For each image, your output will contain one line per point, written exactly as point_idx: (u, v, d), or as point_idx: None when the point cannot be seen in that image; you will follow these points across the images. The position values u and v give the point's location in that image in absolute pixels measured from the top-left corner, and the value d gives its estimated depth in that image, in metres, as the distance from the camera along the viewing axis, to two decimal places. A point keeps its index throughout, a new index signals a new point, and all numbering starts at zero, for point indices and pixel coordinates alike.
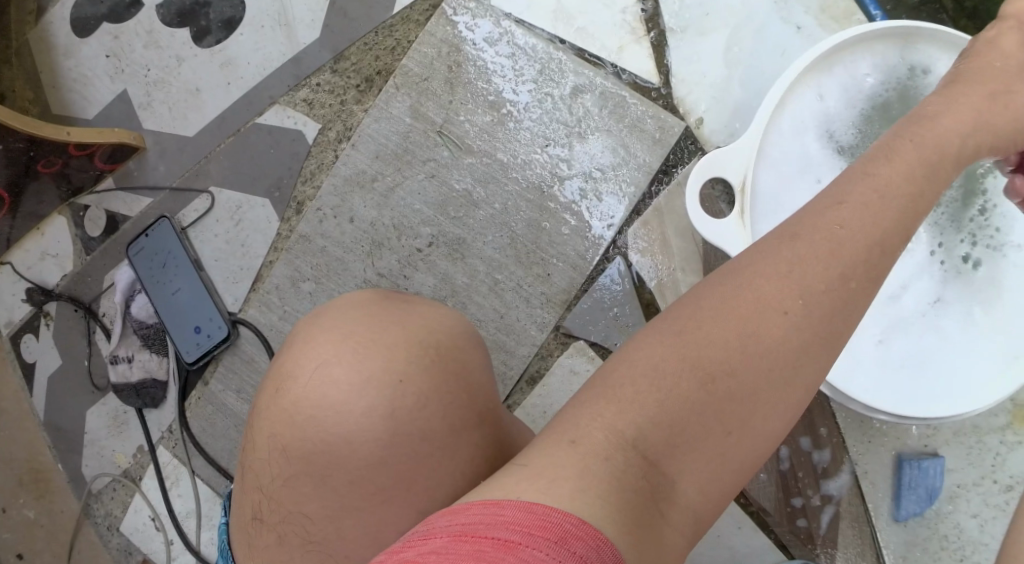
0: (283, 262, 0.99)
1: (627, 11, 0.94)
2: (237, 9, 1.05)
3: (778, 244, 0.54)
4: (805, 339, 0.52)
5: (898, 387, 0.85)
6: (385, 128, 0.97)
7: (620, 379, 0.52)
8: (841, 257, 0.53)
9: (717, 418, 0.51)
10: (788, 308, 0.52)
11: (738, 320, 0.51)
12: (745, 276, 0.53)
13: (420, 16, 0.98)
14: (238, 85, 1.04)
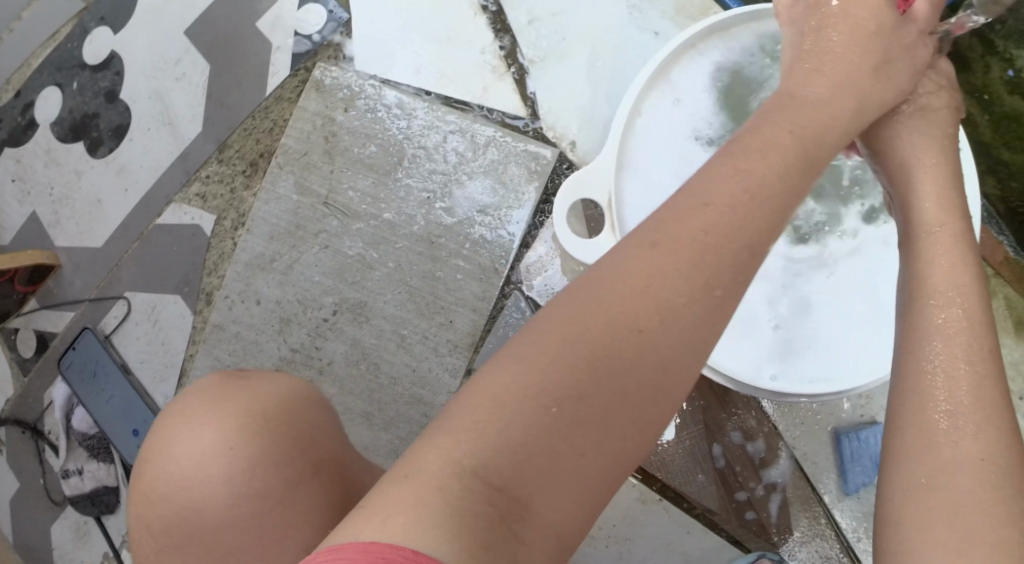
0: (202, 353, 1.01)
1: (486, 52, 0.96)
2: (124, 116, 1.08)
3: (637, 251, 0.49)
4: (660, 355, 0.47)
5: (804, 368, 0.87)
6: (274, 208, 0.99)
7: (475, 398, 0.47)
8: (710, 260, 0.48)
9: (574, 437, 0.47)
10: (642, 324, 0.47)
11: (600, 332, 0.47)
12: (593, 293, 0.48)
13: (292, 94, 1.00)
14: (135, 189, 1.07)
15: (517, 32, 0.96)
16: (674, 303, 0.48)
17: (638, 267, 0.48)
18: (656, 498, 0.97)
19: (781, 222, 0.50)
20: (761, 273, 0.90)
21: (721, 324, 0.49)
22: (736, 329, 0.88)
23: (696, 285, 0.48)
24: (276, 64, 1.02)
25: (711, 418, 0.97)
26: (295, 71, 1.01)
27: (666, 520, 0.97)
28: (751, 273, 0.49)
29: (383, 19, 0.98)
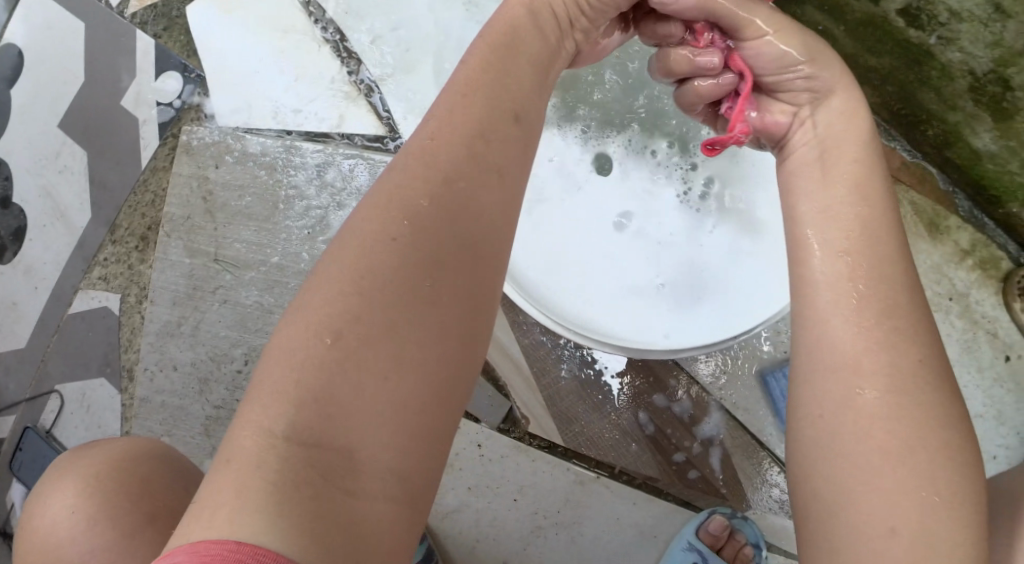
0: (135, 428, 1.03)
1: (336, 80, 0.98)
2: (20, 218, 1.09)
3: (379, 192, 0.53)
4: (423, 259, 0.51)
5: (703, 316, 0.85)
6: (170, 275, 1.01)
7: (260, 379, 0.49)
8: (427, 172, 0.53)
9: (368, 365, 0.48)
10: (393, 235, 0.51)
11: (359, 269, 0.50)
12: (347, 236, 0.52)
13: (166, 162, 1.03)
14: (44, 285, 1.08)
15: (362, 54, 0.98)
16: (410, 218, 0.52)
17: (365, 211, 0.53)
18: (593, 477, 0.97)
19: (498, 111, 0.57)
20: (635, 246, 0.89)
21: (473, 218, 0.53)
22: (624, 296, 0.87)
23: (424, 194, 0.52)
24: (146, 137, 1.04)
25: (628, 387, 0.97)
26: (164, 140, 1.03)
27: (610, 497, 0.96)
28: (475, 167, 0.54)
29: (231, 71, 1.01)
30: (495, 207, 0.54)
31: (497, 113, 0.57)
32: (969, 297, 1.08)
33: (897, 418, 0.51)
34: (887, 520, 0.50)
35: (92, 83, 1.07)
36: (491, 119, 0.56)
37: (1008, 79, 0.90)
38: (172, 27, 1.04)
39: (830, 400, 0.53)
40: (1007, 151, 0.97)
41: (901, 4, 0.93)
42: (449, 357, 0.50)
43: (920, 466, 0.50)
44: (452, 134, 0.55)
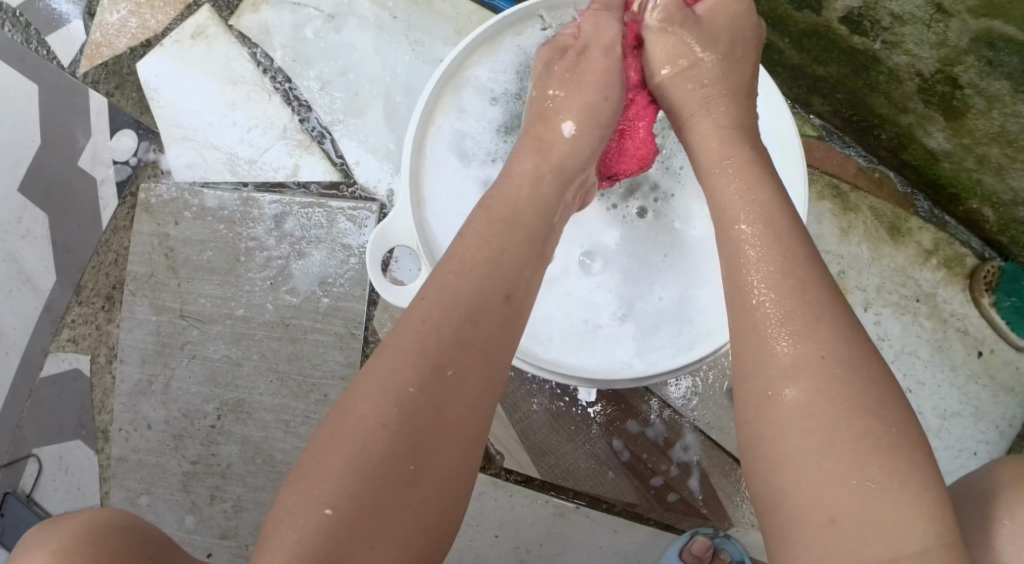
0: (114, 489, 1.02)
1: (288, 128, 1.00)
2: None
3: (377, 363, 0.61)
4: (408, 431, 0.58)
5: (664, 345, 0.85)
6: (138, 334, 1.02)
7: (289, 528, 0.57)
8: (424, 345, 0.61)
9: (357, 539, 0.56)
10: (383, 415, 0.59)
11: (370, 439, 0.58)
12: (346, 410, 0.60)
13: (126, 222, 1.03)
14: (15, 349, 1.05)
15: (312, 101, 1.00)
16: (417, 389, 0.59)
17: (359, 390, 0.60)
18: (573, 507, 0.97)
19: (487, 281, 0.64)
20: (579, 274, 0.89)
21: (454, 398, 0.60)
22: (582, 334, 0.87)
23: (410, 373, 0.60)
24: (104, 197, 1.04)
25: (600, 414, 0.97)
26: (123, 199, 1.03)
27: (590, 524, 0.97)
28: (465, 339, 0.61)
29: (184, 125, 1.02)
30: (478, 376, 0.61)
31: (492, 279, 0.65)
32: (936, 297, 1.08)
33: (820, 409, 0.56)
34: (827, 512, 0.53)
35: (46, 143, 1.05)
36: (494, 286, 0.64)
37: (955, 77, 0.90)
38: (123, 83, 1.04)
39: (755, 407, 0.58)
40: (960, 149, 0.96)
41: (842, 12, 0.95)
42: (424, 520, 0.58)
43: (855, 454, 0.54)
44: (454, 306, 0.62)
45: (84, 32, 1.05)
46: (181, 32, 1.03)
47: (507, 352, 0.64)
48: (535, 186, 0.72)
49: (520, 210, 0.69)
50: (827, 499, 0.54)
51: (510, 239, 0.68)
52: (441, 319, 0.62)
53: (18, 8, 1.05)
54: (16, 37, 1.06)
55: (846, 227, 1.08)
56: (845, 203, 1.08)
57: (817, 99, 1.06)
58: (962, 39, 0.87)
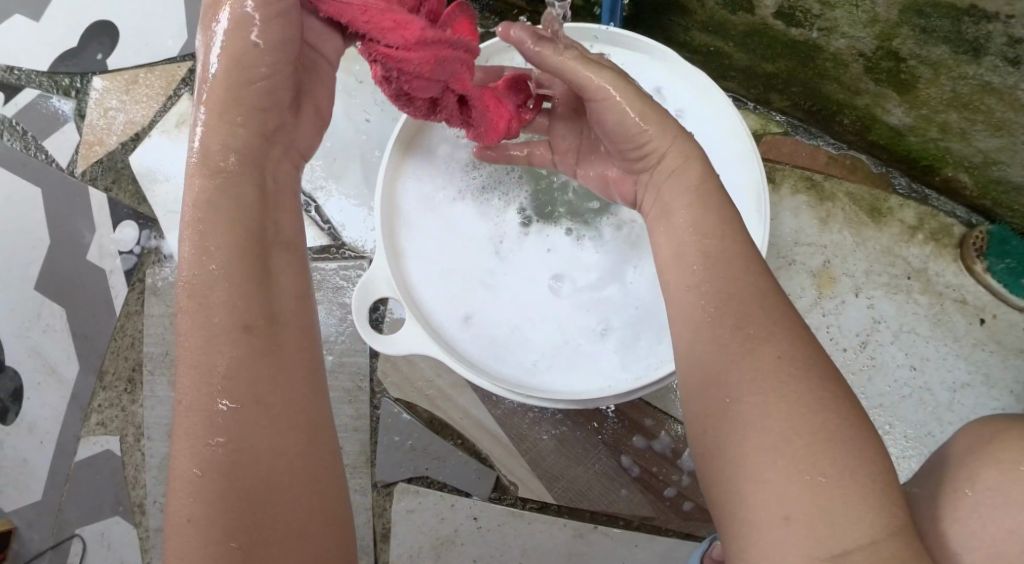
0: (155, 559, 1.07)
1: None
2: (16, 379, 1.12)
3: (176, 454, 0.57)
4: (223, 516, 0.55)
5: (641, 354, 0.88)
6: (161, 411, 1.07)
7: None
8: (204, 419, 0.57)
9: None
10: (191, 509, 0.56)
11: (180, 537, 0.56)
12: (169, 515, 0.57)
13: (136, 305, 1.08)
14: (49, 438, 1.10)
15: None
16: (202, 472, 0.56)
17: (172, 493, 0.57)
18: (591, 527, 1.00)
19: (244, 315, 0.58)
20: (530, 293, 0.92)
21: (256, 457, 0.56)
22: (561, 354, 0.90)
23: (201, 458, 0.56)
24: (115, 285, 1.09)
25: (607, 432, 1.00)
26: (131, 286, 1.09)
27: (609, 541, 0.99)
28: (242, 390, 0.57)
29: (180, 210, 1.08)
30: (275, 420, 0.57)
31: (247, 310, 0.58)
32: (927, 272, 1.09)
33: (774, 408, 0.55)
34: (782, 510, 0.53)
35: (55, 241, 1.12)
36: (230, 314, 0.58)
37: (896, 50, 0.92)
38: (119, 177, 1.10)
39: (709, 410, 0.58)
40: (921, 120, 0.98)
41: (774, 7, 0.95)
42: None
43: (852, 445, 0.54)
44: (200, 361, 0.57)
45: (77, 133, 1.12)
46: (166, 122, 1.09)
47: (301, 377, 0.59)
48: (241, 165, 0.61)
49: (212, 218, 0.59)
50: (780, 498, 0.53)
51: (253, 253, 0.59)
52: (194, 385, 0.57)
53: (14, 118, 1.13)
54: (15, 144, 1.13)
55: (825, 217, 1.11)
56: (821, 193, 1.11)
57: (774, 96, 1.09)
58: (891, 11, 0.87)
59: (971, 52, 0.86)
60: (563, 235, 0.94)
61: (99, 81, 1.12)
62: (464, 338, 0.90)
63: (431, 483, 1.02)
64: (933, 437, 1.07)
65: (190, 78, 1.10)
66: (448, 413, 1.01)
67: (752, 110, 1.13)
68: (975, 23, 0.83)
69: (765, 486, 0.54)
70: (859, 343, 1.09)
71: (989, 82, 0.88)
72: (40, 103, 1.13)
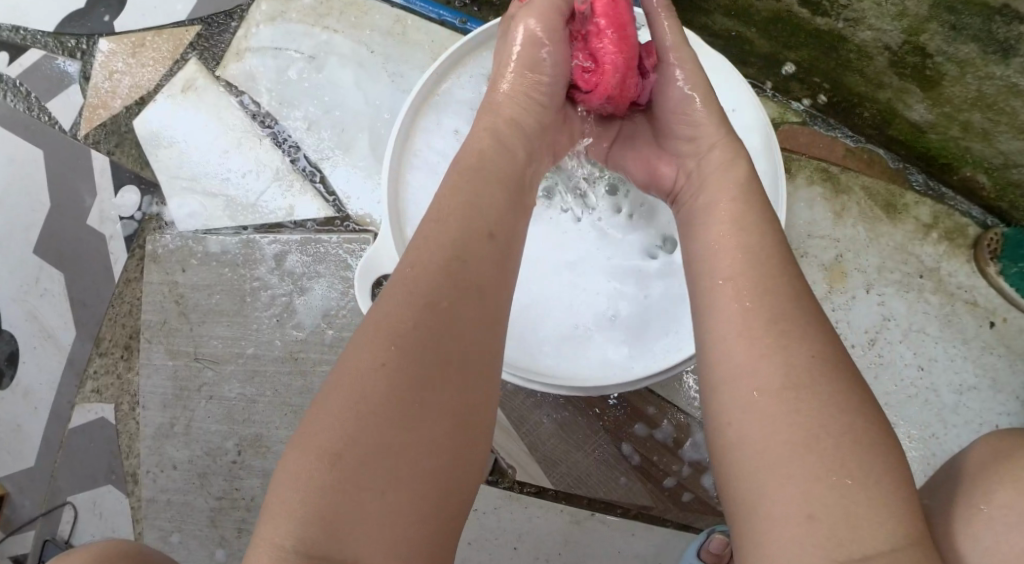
0: (147, 529, 1.05)
1: (279, 169, 1.04)
2: (10, 343, 1.10)
3: (387, 307, 0.60)
4: (409, 374, 0.57)
5: (640, 348, 0.88)
6: (156, 380, 1.06)
7: (278, 493, 0.56)
8: (424, 287, 0.60)
9: (367, 483, 0.55)
10: (384, 359, 0.57)
11: (351, 392, 0.57)
12: (351, 356, 0.59)
13: (136, 273, 1.07)
14: (43, 403, 1.09)
15: (301, 141, 1.04)
16: (411, 329, 0.58)
17: (367, 339, 0.59)
18: (588, 514, 0.98)
19: (480, 223, 0.65)
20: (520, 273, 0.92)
21: (457, 337, 0.59)
22: (568, 340, 0.89)
23: (408, 319, 0.59)
24: (114, 251, 1.08)
25: (611, 420, 0.98)
26: (131, 252, 1.07)
27: (606, 530, 0.98)
28: (458, 278, 0.61)
29: (183, 176, 1.06)
30: (475, 323, 0.60)
31: (480, 223, 0.65)
32: (941, 271, 1.05)
33: (804, 408, 0.54)
34: (804, 509, 0.52)
35: (55, 204, 1.10)
36: (479, 254, 0.63)
37: (923, 46, 0.92)
38: (123, 141, 1.08)
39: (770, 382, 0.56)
40: (942, 118, 0.97)
41: None
42: (435, 463, 0.56)
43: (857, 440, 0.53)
44: (449, 249, 0.62)
45: (81, 95, 1.10)
46: (172, 87, 1.07)
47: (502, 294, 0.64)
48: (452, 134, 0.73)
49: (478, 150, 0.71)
50: (806, 497, 0.52)
51: (493, 175, 0.69)
52: (434, 277, 0.61)
53: (18, 79, 1.11)
54: (17, 106, 1.11)
55: (840, 209, 1.07)
56: (837, 185, 1.07)
57: (795, 84, 1.06)
58: (921, 5, 0.88)
59: (1000, 52, 0.87)
60: (555, 218, 0.94)
61: (105, 43, 1.10)
62: None
63: None
64: (937, 439, 1.04)
65: (198, 43, 1.08)
66: None
67: (771, 98, 1.08)
68: (1007, 24, 0.84)
69: (786, 486, 0.53)
70: (866, 340, 1.06)
71: (1016, 84, 0.88)
72: (44, 65, 1.11)
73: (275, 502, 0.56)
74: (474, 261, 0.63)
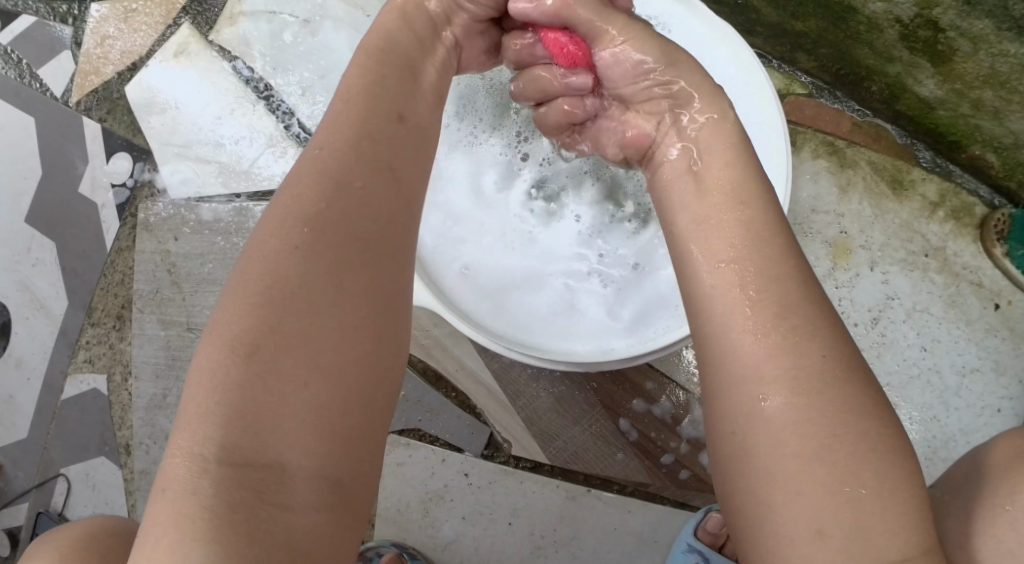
0: (140, 501, 1.04)
1: (274, 135, 1.03)
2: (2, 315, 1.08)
3: (292, 198, 0.58)
4: (312, 266, 0.55)
5: (637, 311, 0.87)
6: (150, 349, 1.05)
7: (184, 405, 0.53)
8: (325, 177, 0.58)
9: (284, 380, 0.52)
10: (288, 249, 0.55)
11: (257, 295, 0.54)
12: (251, 251, 0.56)
13: (128, 242, 1.05)
14: (35, 375, 1.07)
15: (297, 108, 1.03)
16: (319, 217, 0.56)
17: (269, 231, 0.57)
18: (585, 490, 0.97)
19: (381, 108, 0.63)
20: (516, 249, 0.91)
21: (366, 222, 0.57)
22: (564, 315, 0.87)
23: (315, 207, 0.57)
24: (106, 220, 1.06)
25: (610, 394, 0.97)
26: (123, 220, 1.06)
27: (602, 507, 0.97)
28: (366, 164, 0.59)
29: (175, 142, 1.05)
30: (385, 207, 0.59)
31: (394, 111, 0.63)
32: (946, 251, 1.03)
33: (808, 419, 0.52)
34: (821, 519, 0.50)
35: (46, 172, 1.08)
36: (394, 135, 0.62)
37: (936, 20, 0.89)
38: (115, 108, 1.07)
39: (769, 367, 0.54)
40: (953, 95, 0.95)
41: None
42: (350, 356, 0.54)
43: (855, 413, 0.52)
44: (344, 135, 0.60)
45: (73, 61, 1.07)
46: (164, 51, 1.06)
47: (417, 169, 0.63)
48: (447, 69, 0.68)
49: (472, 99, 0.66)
50: (820, 508, 0.50)
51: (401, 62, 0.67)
52: (338, 155, 0.59)
53: (8, 45, 1.09)
54: (8, 73, 1.09)
55: (845, 184, 1.05)
56: (843, 160, 1.05)
57: (802, 56, 1.04)
58: None
59: (1015, 29, 0.84)
60: (554, 205, 0.92)
61: (97, 8, 1.07)
62: (457, 288, 0.88)
63: (423, 436, 0.99)
64: (938, 421, 1.02)
65: (191, 7, 1.06)
66: (444, 364, 0.98)
67: (777, 69, 1.06)
68: None
69: None
70: (870, 319, 1.04)
71: None
72: (36, 30, 1.08)
73: (185, 413, 0.53)
74: (385, 151, 0.61)
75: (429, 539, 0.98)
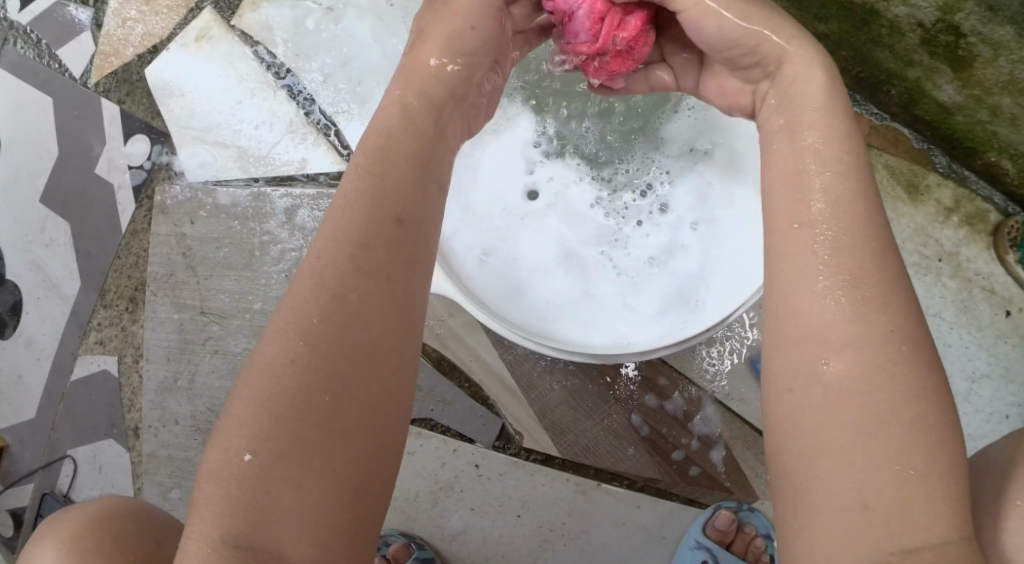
0: (146, 485, 1.04)
1: (293, 122, 1.03)
2: (14, 294, 1.08)
3: (297, 288, 0.55)
4: (314, 368, 0.53)
5: (657, 308, 0.86)
6: (162, 333, 1.05)
7: (195, 495, 0.53)
8: (332, 264, 0.55)
9: (290, 481, 0.51)
10: (291, 354, 0.53)
11: (258, 395, 0.53)
12: (261, 344, 0.55)
13: (144, 225, 1.05)
14: (45, 355, 1.07)
15: (317, 95, 1.03)
16: (319, 317, 0.54)
17: (276, 327, 0.54)
18: (594, 485, 0.97)
19: (396, 176, 0.58)
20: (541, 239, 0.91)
21: (368, 317, 0.54)
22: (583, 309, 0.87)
23: (316, 302, 0.54)
24: (122, 202, 1.06)
25: (625, 389, 0.96)
26: (140, 203, 1.06)
27: (611, 502, 0.96)
28: (371, 249, 0.55)
29: (194, 126, 1.05)
30: (393, 297, 0.55)
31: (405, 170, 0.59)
32: (959, 256, 1.03)
33: None
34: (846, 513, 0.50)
35: (63, 153, 1.08)
36: (402, 208, 0.57)
37: (957, 25, 0.88)
38: (134, 90, 1.07)
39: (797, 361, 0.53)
40: (972, 100, 0.95)
41: None
42: (352, 452, 0.52)
43: None
44: (355, 214, 0.56)
45: (92, 43, 1.07)
46: (185, 35, 1.06)
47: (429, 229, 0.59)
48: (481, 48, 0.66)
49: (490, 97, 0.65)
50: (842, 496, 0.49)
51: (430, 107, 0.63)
52: (346, 237, 0.56)
53: (28, 25, 1.08)
54: (27, 53, 1.09)
55: None
56: None
57: None
58: None
59: None
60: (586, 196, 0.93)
61: None
62: (476, 273, 0.87)
63: (435, 426, 0.99)
64: None
65: None
66: (458, 354, 0.98)
67: None
68: None
69: None
70: None
71: None
72: (56, 11, 1.08)
73: (197, 503, 0.53)
74: (393, 230, 0.56)
75: (437, 530, 0.99)
